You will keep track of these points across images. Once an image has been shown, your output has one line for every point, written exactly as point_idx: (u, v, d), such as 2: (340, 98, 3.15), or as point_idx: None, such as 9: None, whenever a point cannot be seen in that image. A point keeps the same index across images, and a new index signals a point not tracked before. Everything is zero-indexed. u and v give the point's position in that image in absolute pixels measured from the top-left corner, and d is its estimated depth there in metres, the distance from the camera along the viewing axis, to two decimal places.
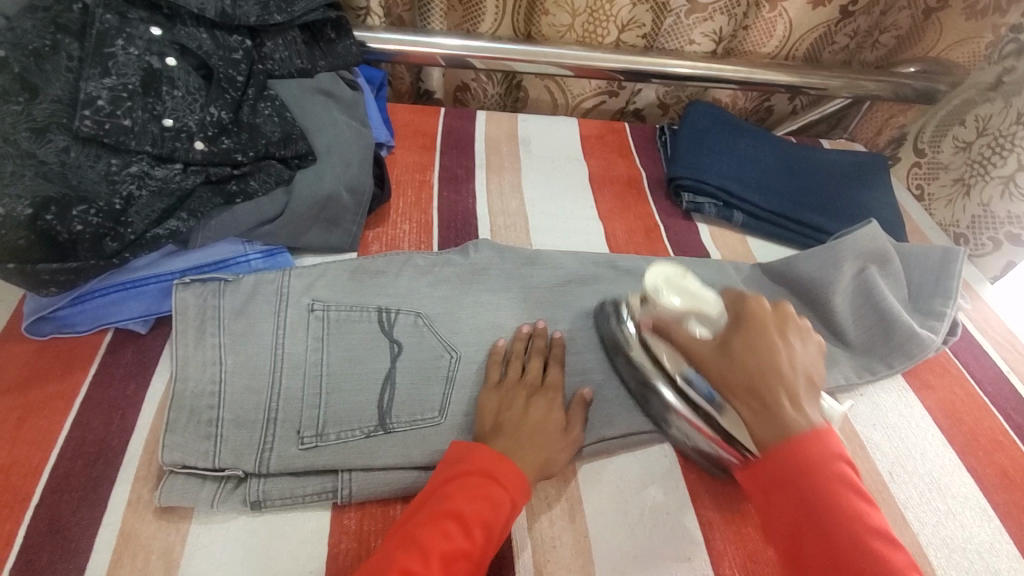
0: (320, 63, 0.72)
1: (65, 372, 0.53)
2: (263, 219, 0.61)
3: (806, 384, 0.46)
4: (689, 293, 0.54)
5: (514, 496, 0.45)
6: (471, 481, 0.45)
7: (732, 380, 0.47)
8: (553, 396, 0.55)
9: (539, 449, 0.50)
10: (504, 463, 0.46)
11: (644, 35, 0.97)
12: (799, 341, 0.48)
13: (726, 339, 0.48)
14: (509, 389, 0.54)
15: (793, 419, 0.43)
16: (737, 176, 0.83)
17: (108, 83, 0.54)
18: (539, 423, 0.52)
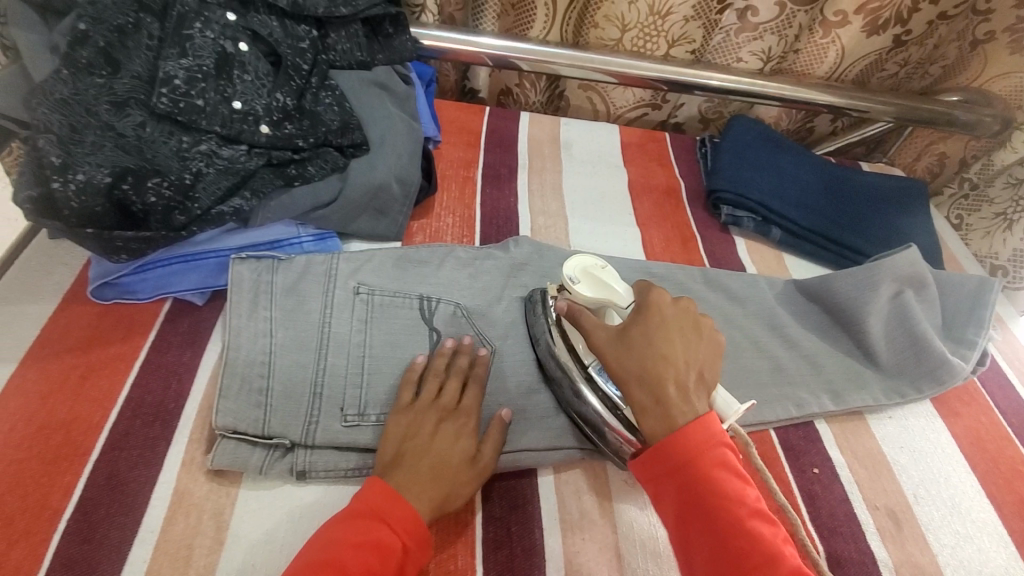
0: (378, 58, 0.75)
1: (126, 336, 0.55)
2: (318, 203, 0.64)
3: (693, 375, 0.46)
4: (599, 282, 0.55)
5: (405, 539, 0.43)
6: (361, 526, 0.42)
7: (626, 366, 0.47)
8: (465, 423, 0.50)
9: (437, 486, 0.46)
10: (396, 501, 0.44)
11: (692, 50, 0.99)
12: (699, 334, 0.49)
13: (625, 325, 0.49)
14: (419, 412, 0.50)
15: (680, 409, 0.44)
16: (775, 193, 0.84)
17: (185, 63, 0.56)
18: (442, 451, 0.48)
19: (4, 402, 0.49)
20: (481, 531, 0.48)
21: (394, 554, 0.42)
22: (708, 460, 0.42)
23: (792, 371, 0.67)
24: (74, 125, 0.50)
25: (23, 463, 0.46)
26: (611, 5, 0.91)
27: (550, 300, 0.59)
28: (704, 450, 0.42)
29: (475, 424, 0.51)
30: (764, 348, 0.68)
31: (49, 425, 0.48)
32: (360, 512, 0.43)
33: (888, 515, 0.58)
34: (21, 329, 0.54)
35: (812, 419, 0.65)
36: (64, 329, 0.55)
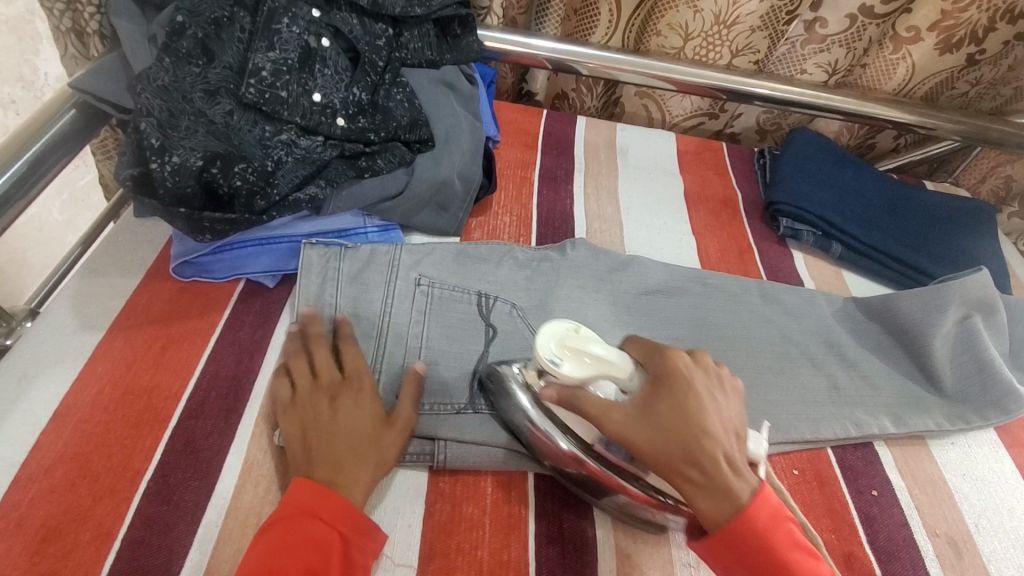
0: (447, 57, 0.76)
1: (202, 313, 0.58)
2: (386, 195, 0.66)
3: (733, 442, 0.44)
4: (586, 355, 0.45)
5: (342, 529, 0.43)
6: (287, 531, 0.42)
7: (669, 455, 0.42)
8: (356, 388, 0.51)
9: (354, 462, 0.46)
10: (324, 497, 0.43)
11: (756, 60, 0.98)
12: (722, 393, 0.46)
13: (651, 401, 0.44)
14: (304, 404, 0.50)
15: (736, 489, 0.41)
16: (837, 208, 0.82)
17: (272, 56, 0.59)
18: (347, 427, 0.48)
19: (92, 367, 0.52)
20: (534, 525, 0.48)
21: (336, 543, 0.42)
22: (761, 522, 0.41)
23: (850, 390, 0.65)
24: (172, 111, 0.53)
25: (109, 424, 0.49)
26: (676, 14, 0.91)
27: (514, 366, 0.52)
28: (756, 510, 0.41)
29: (367, 384, 0.52)
30: (822, 365, 0.67)
31: (132, 391, 0.51)
32: (287, 517, 0.43)
33: (948, 543, 0.56)
34: (109, 300, 0.58)
35: (870, 440, 0.63)
36: (147, 302, 0.58)
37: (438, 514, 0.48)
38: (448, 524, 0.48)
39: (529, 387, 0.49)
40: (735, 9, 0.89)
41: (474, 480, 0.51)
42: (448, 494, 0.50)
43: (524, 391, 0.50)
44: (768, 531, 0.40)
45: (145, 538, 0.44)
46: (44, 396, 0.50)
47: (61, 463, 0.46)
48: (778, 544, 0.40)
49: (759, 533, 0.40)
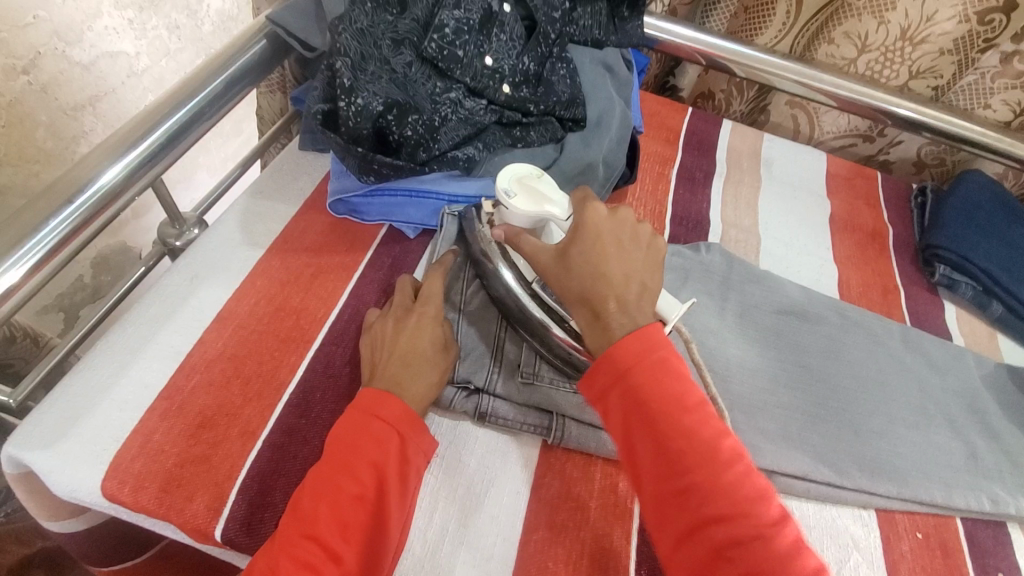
0: (611, 38, 0.75)
1: (350, 249, 0.61)
2: (534, 167, 0.66)
3: (635, 289, 0.47)
4: (537, 194, 0.53)
5: (394, 432, 0.45)
6: (354, 427, 0.45)
7: (570, 292, 0.48)
8: (424, 312, 0.53)
9: (416, 372, 0.49)
10: (384, 400, 0.46)
11: (935, 86, 0.89)
12: (631, 244, 0.50)
13: (564, 248, 0.48)
14: (379, 324, 0.52)
15: (615, 323, 0.46)
16: (1005, 264, 0.74)
17: (458, 15, 0.60)
18: (408, 344, 0.50)
19: (252, 281, 0.57)
20: (638, 522, 0.48)
21: (394, 437, 0.45)
22: (637, 348, 0.44)
23: (990, 464, 0.59)
24: (364, 55, 0.56)
25: (262, 335, 0.53)
26: (857, 21, 0.84)
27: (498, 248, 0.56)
28: (628, 345, 0.44)
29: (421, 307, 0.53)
30: (960, 430, 0.61)
31: (283, 309, 0.55)
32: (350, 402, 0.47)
33: None
34: (271, 222, 0.62)
35: (1005, 520, 0.57)
36: (303, 230, 0.62)
37: (547, 487, 0.49)
38: (557, 499, 0.48)
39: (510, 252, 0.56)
40: (927, 25, 0.81)
41: (586, 463, 0.51)
42: (559, 470, 0.50)
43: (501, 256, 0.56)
44: (655, 382, 0.43)
45: (283, 445, 0.47)
46: (210, 297, 0.55)
47: (220, 359, 0.51)
48: (661, 393, 0.43)
49: (642, 380, 0.43)
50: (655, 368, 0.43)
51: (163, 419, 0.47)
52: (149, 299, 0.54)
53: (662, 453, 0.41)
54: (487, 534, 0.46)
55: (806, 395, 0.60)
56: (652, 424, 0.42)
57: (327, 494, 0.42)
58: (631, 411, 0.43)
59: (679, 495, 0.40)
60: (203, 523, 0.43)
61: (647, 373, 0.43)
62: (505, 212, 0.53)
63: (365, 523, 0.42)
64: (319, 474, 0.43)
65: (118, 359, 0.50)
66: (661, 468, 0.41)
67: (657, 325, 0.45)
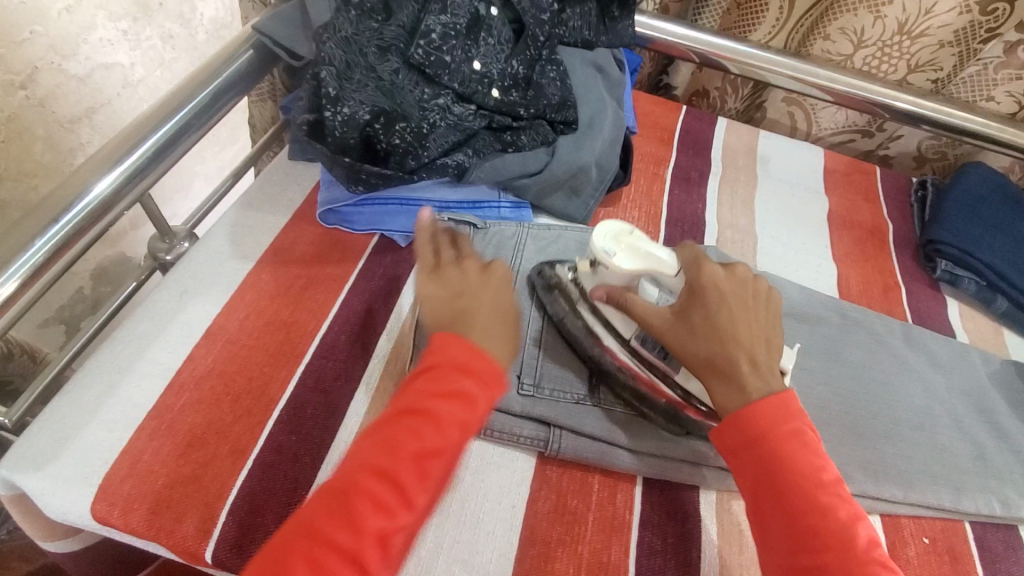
0: (602, 38, 0.74)
1: (340, 259, 0.61)
2: (525, 172, 0.65)
3: (760, 348, 0.48)
4: (641, 253, 0.50)
5: (474, 379, 0.42)
6: (445, 371, 0.42)
7: (694, 351, 0.48)
8: (470, 257, 0.50)
9: (489, 334, 0.45)
10: (475, 354, 0.42)
11: (935, 79, 0.88)
12: (752, 303, 0.50)
13: (685, 309, 0.49)
14: (445, 280, 0.48)
15: (751, 388, 0.45)
16: (1008, 258, 0.73)
17: (444, 19, 0.59)
18: (493, 303, 0.47)
19: (242, 295, 0.56)
20: (637, 533, 0.47)
21: (482, 389, 0.42)
22: (772, 414, 0.44)
23: (998, 464, 0.58)
24: (349, 63, 0.55)
25: (251, 350, 0.52)
26: (852, 16, 0.83)
27: (568, 271, 0.57)
28: (763, 406, 0.44)
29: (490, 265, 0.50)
30: (967, 429, 0.60)
31: (273, 323, 0.54)
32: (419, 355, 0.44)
33: None
34: (260, 234, 0.62)
35: (1015, 523, 0.56)
36: (292, 242, 0.61)
37: (542, 500, 0.48)
38: (553, 513, 0.47)
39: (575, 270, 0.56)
40: (925, 19, 0.80)
41: (582, 475, 0.50)
42: (554, 482, 0.49)
43: (582, 304, 0.55)
44: (781, 432, 0.44)
45: (273, 463, 0.46)
46: (199, 313, 0.54)
47: (209, 377, 0.50)
48: (798, 464, 0.42)
49: (778, 445, 0.43)
50: (787, 421, 0.44)
51: (152, 438, 0.47)
52: (138, 316, 0.54)
53: (796, 530, 0.41)
54: (482, 550, 0.45)
55: (808, 398, 0.59)
56: (784, 495, 0.42)
57: (396, 449, 0.39)
58: (756, 458, 0.43)
59: (800, 545, 0.41)
60: (193, 544, 0.43)
61: (790, 432, 0.44)
62: (603, 273, 0.52)
63: (434, 479, 0.39)
64: (386, 430, 0.40)
65: (107, 378, 0.50)
66: (791, 543, 0.41)
67: (791, 393, 0.46)
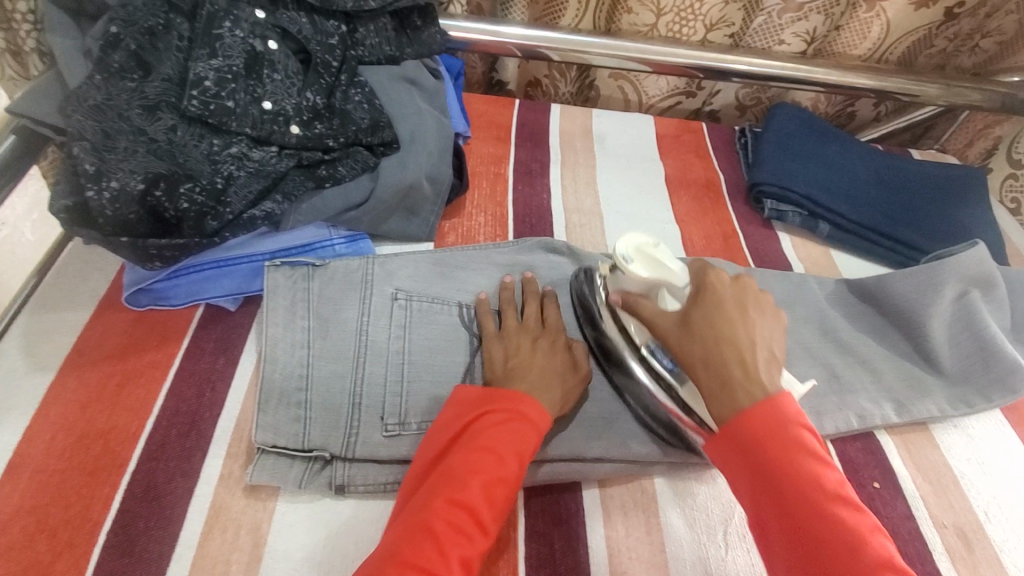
0: (407, 51, 0.73)
1: (160, 344, 0.55)
2: (349, 205, 0.62)
3: (762, 356, 0.45)
4: (656, 262, 0.52)
5: (540, 424, 0.46)
6: (498, 417, 0.45)
7: (692, 357, 0.46)
8: (556, 339, 0.55)
9: (553, 388, 0.50)
10: (524, 400, 0.46)
11: (731, 34, 0.94)
12: (757, 313, 0.48)
13: (688, 313, 0.47)
14: (512, 336, 0.54)
15: (747, 391, 0.43)
16: (822, 184, 0.79)
17: (215, 64, 0.56)
18: (546, 363, 0.52)
19: (46, 412, 0.49)
20: (523, 546, 0.47)
21: (533, 430, 0.45)
22: (765, 422, 0.41)
23: (849, 377, 0.62)
24: (108, 132, 0.51)
25: (65, 473, 0.46)
26: None
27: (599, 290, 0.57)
28: (748, 394, 0.42)
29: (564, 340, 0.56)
30: (817, 353, 0.64)
31: (87, 435, 0.48)
32: (486, 398, 0.47)
33: (957, 535, 0.52)
34: (60, 337, 0.54)
35: (872, 429, 0.60)
36: (100, 336, 0.55)
37: None
38: None
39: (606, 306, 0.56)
40: None
41: None
42: None
43: (607, 312, 0.56)
44: (769, 417, 0.41)
45: None
46: None
47: (16, 518, 0.44)
48: (797, 474, 0.39)
49: (772, 449, 0.40)
50: (779, 412, 0.41)
51: None
52: None
53: (799, 542, 0.38)
54: None
55: None
56: (783, 500, 0.39)
57: (476, 481, 0.41)
58: (746, 455, 0.41)
59: (794, 538, 0.38)
60: None
61: (788, 427, 0.41)
62: (621, 277, 0.54)
63: (505, 512, 0.42)
64: (467, 462, 0.42)
65: None
66: (794, 556, 0.38)
67: (787, 397, 0.42)
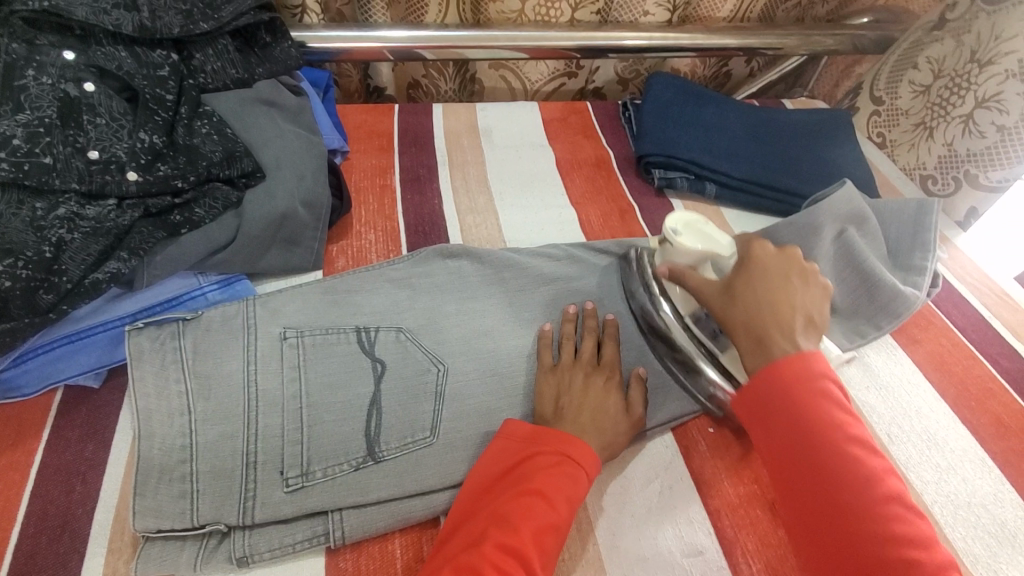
0: (258, 71, 0.67)
1: (14, 441, 0.48)
2: (214, 247, 0.56)
3: (803, 318, 0.47)
4: (703, 235, 0.56)
5: (588, 467, 0.46)
6: (546, 460, 0.46)
7: (731, 317, 0.48)
8: (611, 376, 0.54)
9: (602, 432, 0.50)
10: (572, 442, 0.47)
11: (598, 10, 0.93)
12: (800, 280, 0.49)
13: (730, 281, 0.50)
14: (566, 371, 0.54)
15: (783, 347, 0.44)
16: (705, 147, 0.81)
17: (22, 119, 0.50)
18: (597, 404, 0.51)
19: None
20: None
21: (579, 469, 0.46)
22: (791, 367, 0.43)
23: None
24: None
25: None
26: None
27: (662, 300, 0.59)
28: (788, 364, 0.43)
29: (620, 378, 0.55)
30: None
31: None
32: (535, 436, 0.48)
33: None
34: None
35: None
36: None
37: None
38: None
39: (658, 283, 0.59)
40: None
41: (381, 546, 0.47)
42: (353, 572, 0.45)
43: (676, 321, 0.57)
44: (818, 403, 0.42)
45: None
46: None
47: None
48: (819, 416, 0.41)
49: (803, 395, 0.42)
50: (826, 402, 0.42)
51: None
52: None
53: (815, 477, 0.41)
54: None
55: None
56: (804, 441, 0.41)
57: (527, 526, 0.42)
58: (761, 396, 0.44)
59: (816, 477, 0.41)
60: None
61: (839, 418, 0.42)
62: (670, 249, 0.57)
63: (555, 558, 0.42)
64: (517, 505, 0.43)
65: None
66: (815, 487, 0.41)
67: (817, 351, 0.44)
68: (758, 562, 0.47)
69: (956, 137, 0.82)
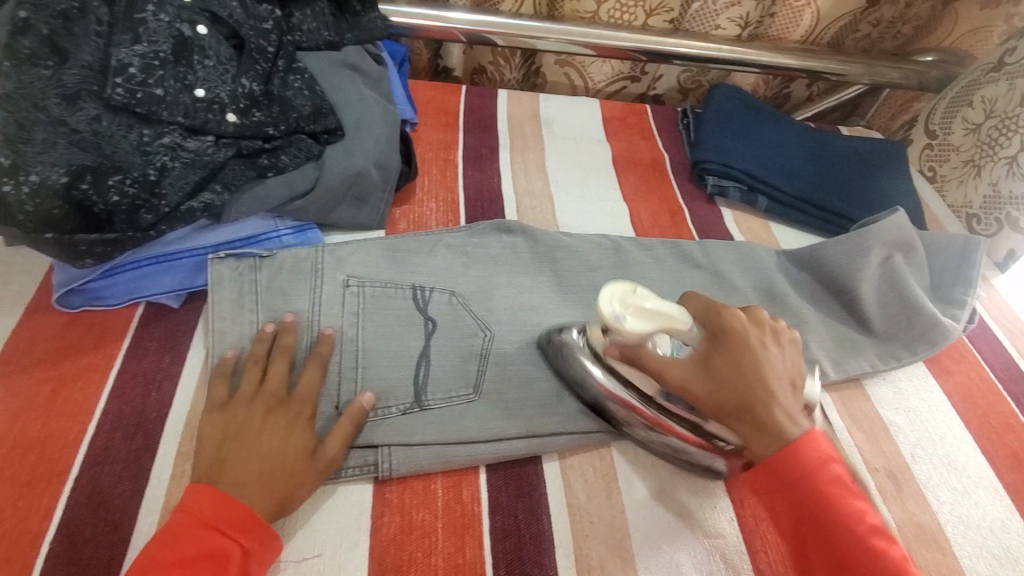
0: (348, 36, 0.71)
1: (98, 345, 0.52)
2: (294, 194, 0.60)
3: (789, 390, 0.46)
4: (651, 313, 0.48)
5: (245, 543, 0.41)
6: (192, 535, 0.40)
7: (722, 400, 0.46)
8: (300, 413, 0.47)
9: (269, 484, 0.43)
10: (223, 506, 0.41)
11: (670, 19, 0.95)
12: (775, 346, 0.48)
13: (709, 359, 0.47)
14: (255, 400, 0.47)
15: (784, 428, 0.44)
16: (761, 161, 0.82)
17: (139, 50, 0.54)
18: (272, 449, 0.45)
19: None
20: (488, 520, 0.48)
21: (230, 546, 0.40)
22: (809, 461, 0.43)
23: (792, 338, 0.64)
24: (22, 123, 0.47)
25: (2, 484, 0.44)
26: None
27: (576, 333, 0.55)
28: (802, 454, 0.43)
29: (313, 411, 0.48)
30: None
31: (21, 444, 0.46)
32: (192, 501, 0.41)
33: (888, 476, 0.57)
34: None
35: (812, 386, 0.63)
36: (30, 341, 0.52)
37: (385, 528, 0.47)
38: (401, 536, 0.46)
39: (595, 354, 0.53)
40: None
41: (424, 484, 0.50)
42: (396, 504, 0.48)
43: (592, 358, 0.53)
44: (836, 494, 0.42)
45: None
46: None
47: None
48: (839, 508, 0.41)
49: (817, 486, 0.42)
50: (841, 491, 0.42)
51: None
52: None
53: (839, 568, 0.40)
54: None
55: None
56: (826, 532, 0.41)
57: None
58: (780, 486, 0.43)
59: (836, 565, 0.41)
60: None
61: (855, 507, 0.42)
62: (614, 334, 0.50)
63: None
64: None
65: None
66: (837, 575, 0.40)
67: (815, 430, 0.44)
68: (777, 553, 0.49)
69: (1001, 177, 0.83)
